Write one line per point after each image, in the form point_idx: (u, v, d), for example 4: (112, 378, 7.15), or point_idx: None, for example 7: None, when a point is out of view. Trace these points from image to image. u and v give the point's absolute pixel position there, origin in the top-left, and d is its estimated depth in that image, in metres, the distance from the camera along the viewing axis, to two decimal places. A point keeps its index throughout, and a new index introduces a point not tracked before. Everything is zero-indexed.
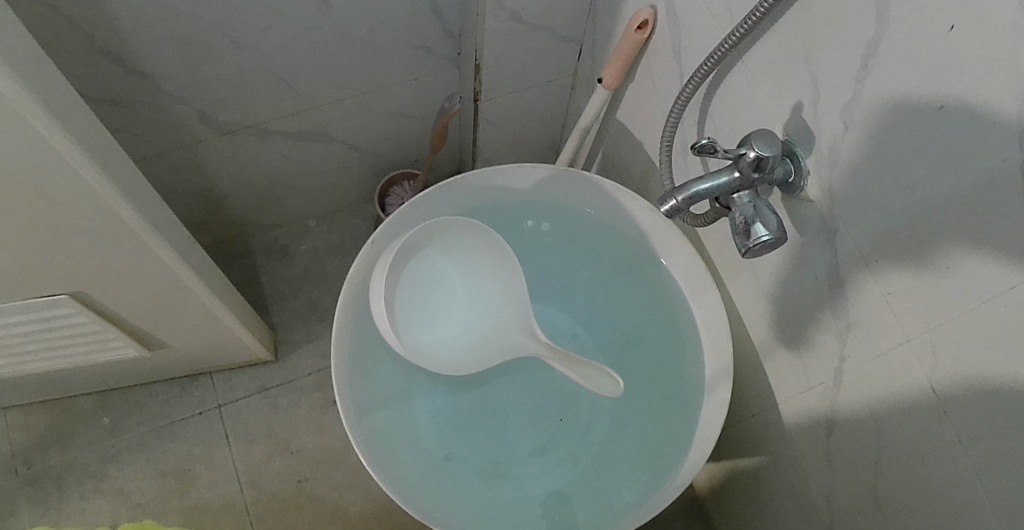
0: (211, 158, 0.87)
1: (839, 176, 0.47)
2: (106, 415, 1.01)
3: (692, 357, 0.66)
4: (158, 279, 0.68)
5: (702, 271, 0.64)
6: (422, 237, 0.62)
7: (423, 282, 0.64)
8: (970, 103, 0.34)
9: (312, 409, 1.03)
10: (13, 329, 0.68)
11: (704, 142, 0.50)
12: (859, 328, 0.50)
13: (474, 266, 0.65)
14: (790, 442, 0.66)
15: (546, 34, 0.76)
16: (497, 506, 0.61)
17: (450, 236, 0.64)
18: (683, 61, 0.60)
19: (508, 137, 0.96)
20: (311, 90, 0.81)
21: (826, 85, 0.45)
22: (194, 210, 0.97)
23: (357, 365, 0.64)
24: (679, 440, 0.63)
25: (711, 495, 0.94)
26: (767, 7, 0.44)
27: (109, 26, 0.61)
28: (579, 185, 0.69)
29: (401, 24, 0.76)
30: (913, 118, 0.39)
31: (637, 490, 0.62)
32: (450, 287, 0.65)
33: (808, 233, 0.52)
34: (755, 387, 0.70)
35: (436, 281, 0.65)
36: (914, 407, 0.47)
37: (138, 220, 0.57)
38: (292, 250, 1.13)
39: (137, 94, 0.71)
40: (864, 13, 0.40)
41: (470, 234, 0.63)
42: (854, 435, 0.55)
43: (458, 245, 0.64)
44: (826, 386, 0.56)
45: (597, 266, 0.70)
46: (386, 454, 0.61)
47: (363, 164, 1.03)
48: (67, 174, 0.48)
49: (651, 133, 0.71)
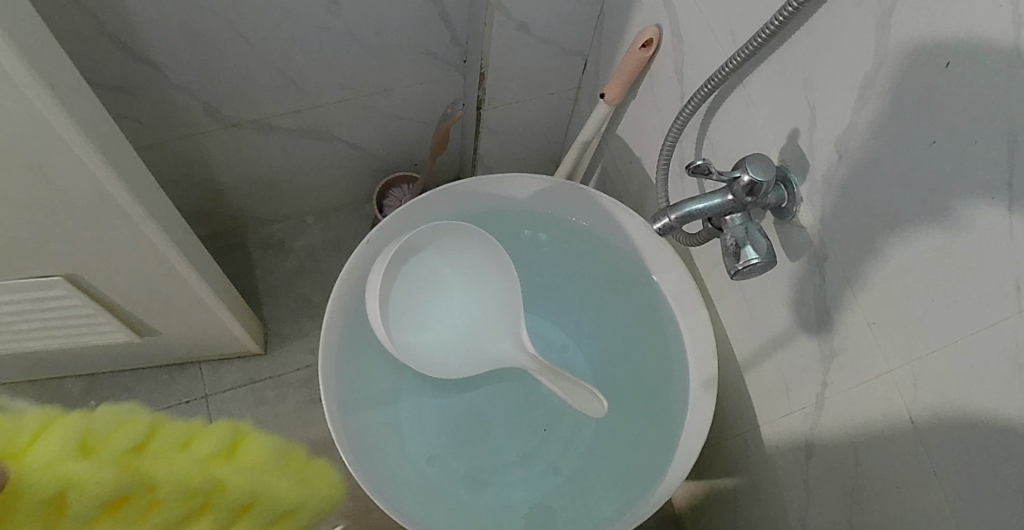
0: (216, 151, 0.89)
1: (832, 204, 0.47)
2: (93, 398, 1.03)
3: (677, 374, 0.66)
4: (151, 266, 0.69)
5: (691, 290, 0.65)
6: (421, 238, 0.63)
7: (420, 282, 0.65)
8: (962, 140, 0.35)
9: (300, 403, 1.05)
10: (6, 308, 0.70)
11: (699, 162, 0.49)
12: (842, 356, 0.50)
13: (472, 272, 0.66)
14: (768, 464, 0.66)
15: (553, 46, 0.76)
16: (478, 511, 0.62)
17: (451, 241, 0.65)
18: (684, 81, 0.60)
19: (510, 145, 0.97)
20: (318, 89, 0.82)
21: (822, 114, 0.45)
22: (198, 199, 0.99)
23: (343, 364, 0.65)
24: (659, 454, 0.64)
25: (687, 512, 0.95)
26: (766, 37, 0.44)
27: (121, 15, 0.63)
28: (576, 198, 0.70)
29: (411, 28, 0.77)
30: (904, 152, 0.39)
31: (617, 505, 0.63)
32: (447, 292, 0.66)
33: (796, 259, 0.53)
34: (737, 408, 0.71)
35: (433, 283, 0.66)
36: (891, 438, 0.47)
37: (135, 208, 0.59)
38: (289, 246, 1.15)
39: (144, 83, 0.73)
40: (861, 46, 0.40)
41: (470, 240, 0.64)
42: (829, 462, 0.55)
43: (458, 250, 0.66)
44: (807, 410, 0.57)
45: (589, 278, 0.71)
46: (368, 454, 0.62)
47: (366, 164, 1.04)
48: (70, 158, 0.50)
49: (650, 149, 0.72)
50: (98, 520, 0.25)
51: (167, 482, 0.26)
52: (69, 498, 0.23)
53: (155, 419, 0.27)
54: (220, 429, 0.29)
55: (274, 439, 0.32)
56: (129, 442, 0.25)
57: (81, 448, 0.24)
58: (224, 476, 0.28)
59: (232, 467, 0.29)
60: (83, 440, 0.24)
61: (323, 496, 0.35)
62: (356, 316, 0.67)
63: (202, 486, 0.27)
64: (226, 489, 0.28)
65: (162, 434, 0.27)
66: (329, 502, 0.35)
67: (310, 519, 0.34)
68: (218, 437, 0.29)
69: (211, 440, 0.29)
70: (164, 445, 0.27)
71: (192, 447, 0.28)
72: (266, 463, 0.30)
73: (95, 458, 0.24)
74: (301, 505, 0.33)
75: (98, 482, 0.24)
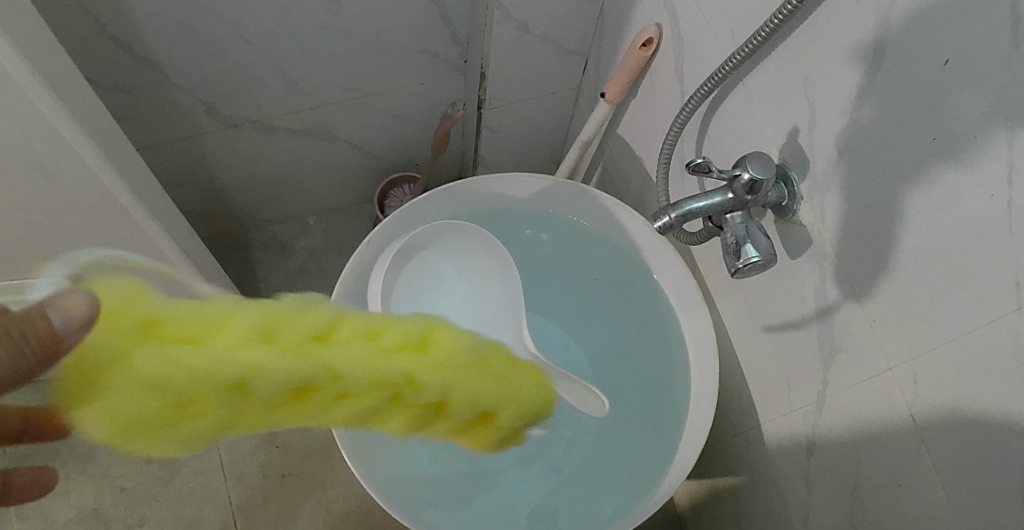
0: (218, 151, 0.89)
1: (832, 202, 0.47)
2: None
3: (679, 374, 0.66)
4: (154, 266, 0.70)
5: (692, 289, 0.65)
6: (422, 237, 0.64)
7: (421, 282, 0.65)
8: (961, 137, 0.35)
9: None
10: None
11: (699, 160, 0.49)
12: (842, 353, 0.50)
13: (473, 272, 0.66)
14: (769, 462, 0.66)
15: (554, 46, 0.76)
16: (480, 510, 0.62)
17: (452, 240, 0.65)
18: (684, 80, 0.60)
19: (511, 145, 0.97)
20: (319, 89, 0.83)
21: (823, 111, 0.45)
22: (200, 200, 0.99)
23: None
24: (661, 454, 0.64)
25: (688, 511, 0.95)
26: (765, 35, 0.44)
27: (123, 17, 0.63)
28: (577, 198, 0.71)
29: (412, 29, 0.77)
30: (902, 150, 0.39)
31: (617, 503, 0.63)
32: (448, 291, 0.66)
33: (796, 258, 0.53)
34: (738, 407, 0.71)
35: (434, 283, 0.65)
36: (891, 435, 0.47)
37: (137, 208, 0.59)
38: (290, 247, 1.15)
39: (145, 84, 0.73)
40: (861, 43, 0.40)
41: (471, 238, 0.65)
42: (830, 459, 0.55)
43: (458, 249, 0.66)
44: (809, 408, 0.57)
45: (590, 277, 0.71)
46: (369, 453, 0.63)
47: (367, 164, 1.04)
48: (72, 159, 0.50)
49: (650, 148, 0.72)
50: (306, 391, 0.32)
51: (351, 368, 0.32)
52: (257, 378, 0.30)
53: (343, 317, 0.34)
54: (411, 323, 0.36)
55: (466, 336, 0.38)
56: (313, 333, 0.32)
57: (264, 333, 0.31)
58: (407, 367, 0.34)
59: (413, 358, 0.34)
60: (264, 327, 0.31)
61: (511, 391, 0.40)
62: None
63: (395, 371, 0.33)
64: (411, 376, 0.34)
65: (353, 327, 0.34)
66: (523, 398, 0.40)
67: (502, 403, 0.39)
68: (405, 331, 0.35)
69: (398, 334, 0.35)
70: (352, 338, 0.33)
71: (384, 343, 0.34)
72: (448, 357, 0.36)
73: (277, 345, 0.30)
74: (482, 398, 0.37)
75: (277, 363, 0.30)
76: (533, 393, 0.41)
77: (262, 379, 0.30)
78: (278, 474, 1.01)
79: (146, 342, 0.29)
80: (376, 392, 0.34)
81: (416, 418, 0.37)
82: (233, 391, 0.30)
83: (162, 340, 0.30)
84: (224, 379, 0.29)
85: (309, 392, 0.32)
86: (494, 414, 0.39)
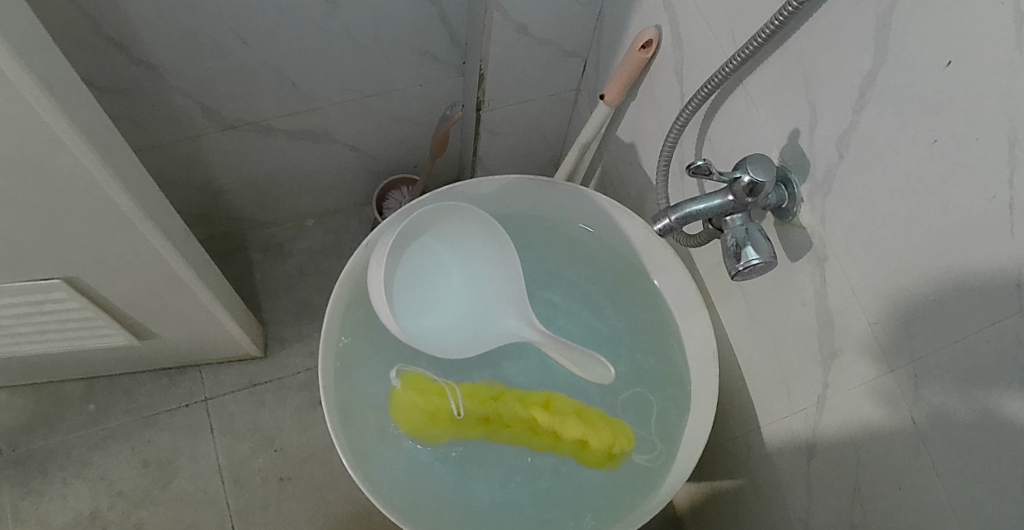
0: (215, 152, 0.89)
1: (832, 203, 0.47)
2: (93, 401, 1.03)
3: (681, 377, 0.67)
4: (152, 269, 0.69)
5: (692, 292, 0.65)
6: (421, 224, 0.62)
7: (424, 270, 0.64)
8: (964, 139, 0.34)
9: (299, 407, 1.05)
10: (6, 311, 0.70)
11: (699, 162, 0.48)
12: (844, 356, 0.50)
13: (477, 259, 0.66)
14: (769, 465, 0.66)
15: (553, 47, 0.76)
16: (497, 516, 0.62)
17: (452, 226, 0.64)
18: (684, 82, 0.60)
19: (509, 147, 0.97)
20: (317, 90, 0.82)
21: (825, 114, 0.45)
22: (198, 201, 0.99)
23: (342, 365, 0.65)
24: (662, 457, 0.65)
25: (688, 513, 0.95)
26: (766, 38, 0.44)
27: (120, 18, 0.63)
28: (579, 201, 0.70)
29: (410, 30, 0.77)
30: (903, 149, 0.39)
31: (615, 500, 0.63)
32: (453, 277, 0.65)
33: (797, 260, 0.53)
34: (738, 410, 0.70)
35: (437, 270, 0.65)
36: (893, 439, 0.47)
37: (134, 210, 0.59)
38: (288, 249, 1.15)
39: (143, 85, 0.73)
40: (863, 45, 0.40)
41: (470, 225, 0.64)
42: (831, 462, 0.55)
43: (460, 236, 0.65)
44: (809, 411, 0.56)
45: (590, 280, 0.71)
46: (378, 472, 0.62)
47: (365, 166, 1.04)
48: (67, 161, 0.50)
49: (650, 150, 0.71)
50: (501, 430, 0.61)
51: (516, 411, 0.60)
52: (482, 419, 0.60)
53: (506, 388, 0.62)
54: (538, 395, 0.61)
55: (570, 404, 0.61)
56: (495, 394, 0.61)
57: (477, 395, 0.61)
58: (539, 414, 0.59)
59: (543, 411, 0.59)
60: (475, 392, 0.61)
61: (600, 435, 0.60)
62: (356, 318, 0.67)
63: (532, 416, 0.60)
64: (542, 419, 0.59)
65: (514, 392, 0.62)
66: (608, 439, 0.60)
67: (599, 448, 0.60)
68: (538, 397, 0.61)
69: (533, 397, 0.61)
70: (514, 397, 0.61)
71: (529, 402, 0.61)
72: (559, 413, 0.60)
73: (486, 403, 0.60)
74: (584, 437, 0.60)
75: (486, 409, 0.60)
76: (610, 435, 0.61)
77: (472, 419, 0.60)
78: (277, 477, 1.01)
79: (423, 401, 0.60)
80: (525, 426, 0.60)
81: (550, 448, 0.62)
82: (474, 423, 0.61)
83: (430, 397, 0.60)
84: (463, 420, 0.60)
85: (497, 428, 0.61)
86: (590, 448, 0.60)
